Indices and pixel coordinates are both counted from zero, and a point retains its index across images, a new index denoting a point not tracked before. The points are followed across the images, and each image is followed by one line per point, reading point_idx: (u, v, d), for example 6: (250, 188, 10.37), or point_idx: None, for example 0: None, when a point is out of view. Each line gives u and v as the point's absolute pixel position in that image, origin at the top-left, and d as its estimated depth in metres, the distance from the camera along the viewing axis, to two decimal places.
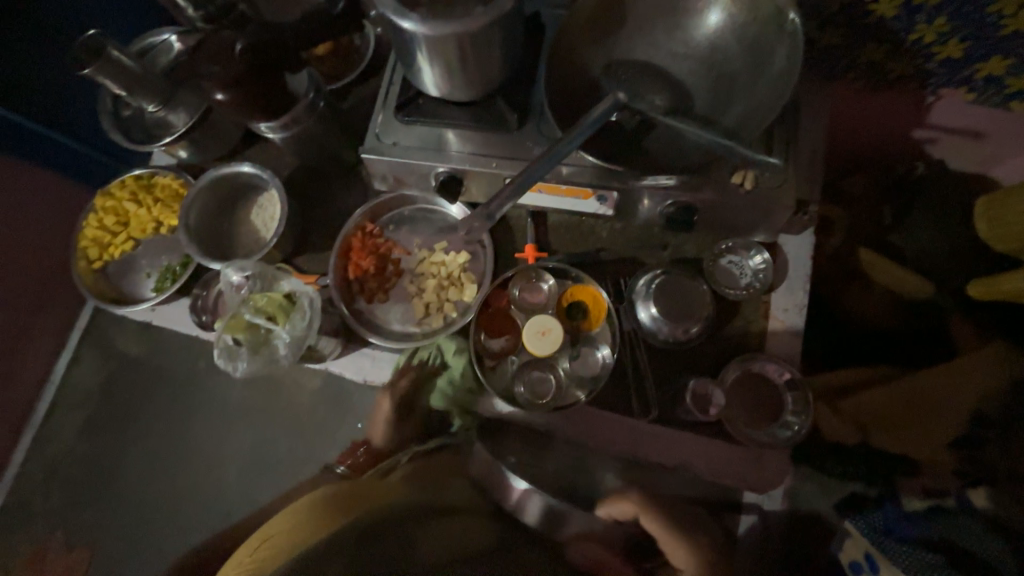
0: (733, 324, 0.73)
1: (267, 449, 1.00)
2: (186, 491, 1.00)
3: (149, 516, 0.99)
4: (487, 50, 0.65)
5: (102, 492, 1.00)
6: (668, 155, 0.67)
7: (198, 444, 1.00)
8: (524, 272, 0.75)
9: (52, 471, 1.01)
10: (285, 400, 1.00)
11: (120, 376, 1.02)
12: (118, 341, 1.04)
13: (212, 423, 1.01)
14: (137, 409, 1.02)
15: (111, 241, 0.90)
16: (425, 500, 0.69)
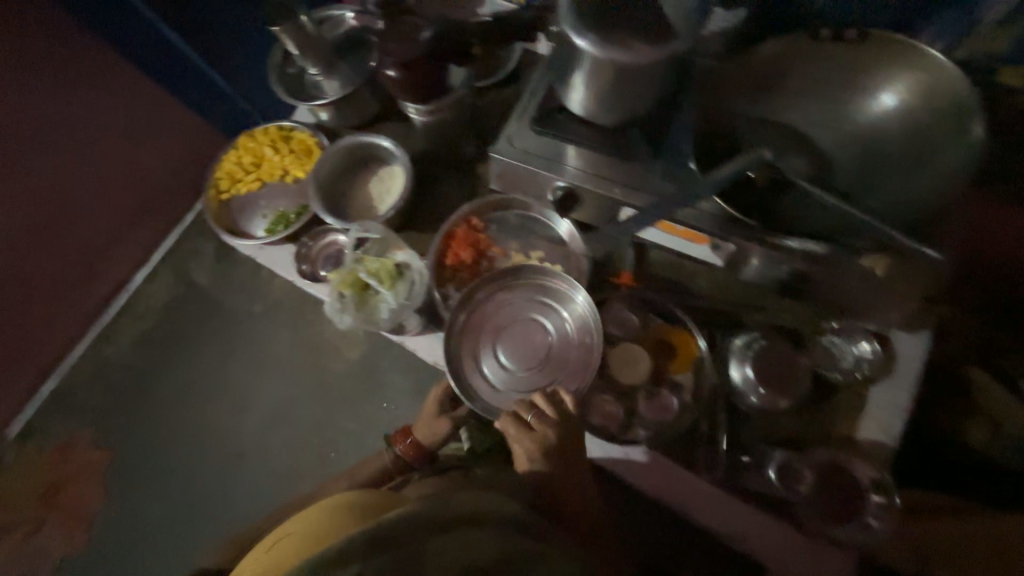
0: (824, 407, 0.70)
1: (288, 406, 1.43)
2: (212, 431, 1.44)
3: (209, 447, 1.43)
4: (646, 83, 0.67)
5: (136, 406, 1.48)
6: (802, 220, 0.64)
7: (242, 391, 1.46)
8: (627, 298, 0.76)
9: (100, 372, 1.50)
10: (326, 365, 1.45)
11: (184, 298, 1.54)
12: (192, 271, 1.56)
13: (252, 376, 1.46)
14: (182, 337, 1.52)
15: (243, 178, 0.99)
16: (464, 535, 0.45)
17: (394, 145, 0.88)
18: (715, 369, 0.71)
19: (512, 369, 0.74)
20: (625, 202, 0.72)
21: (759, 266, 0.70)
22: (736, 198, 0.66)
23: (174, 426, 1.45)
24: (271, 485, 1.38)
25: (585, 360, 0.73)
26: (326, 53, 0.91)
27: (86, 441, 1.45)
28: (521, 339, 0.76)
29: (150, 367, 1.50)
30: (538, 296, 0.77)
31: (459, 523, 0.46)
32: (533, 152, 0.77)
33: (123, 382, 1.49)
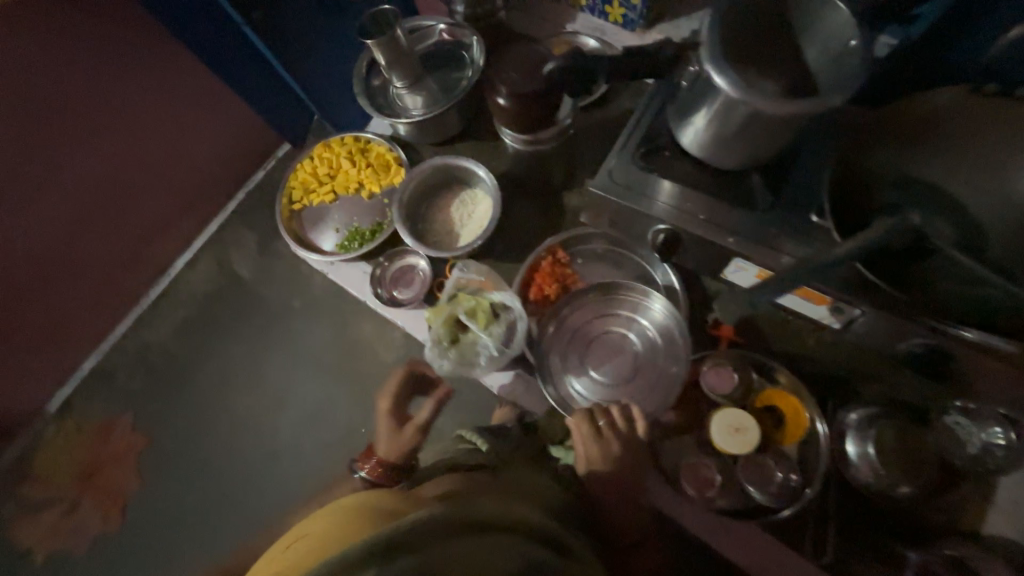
0: (946, 497, 0.64)
1: (325, 403, 1.42)
2: (253, 414, 1.46)
3: (248, 433, 1.44)
4: (780, 130, 0.60)
5: (180, 387, 1.50)
6: (947, 294, 0.57)
7: (281, 381, 1.46)
8: (733, 356, 0.71)
9: (143, 353, 1.54)
10: (363, 368, 1.43)
11: (228, 290, 1.54)
12: (236, 264, 1.56)
13: (291, 368, 1.46)
14: (226, 327, 1.52)
15: (317, 189, 0.97)
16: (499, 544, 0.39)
17: (485, 171, 0.84)
18: (825, 443, 0.66)
19: (584, 372, 0.73)
20: (737, 253, 0.67)
21: (885, 336, 0.64)
22: (875, 263, 0.59)
23: (218, 419, 1.46)
24: (308, 487, 1.38)
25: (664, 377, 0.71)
26: (413, 68, 0.87)
27: (134, 424, 1.48)
28: (603, 343, 0.74)
29: (197, 357, 1.51)
30: (617, 304, 0.75)
31: (491, 528, 0.40)
32: (634, 187, 0.72)
33: (173, 370, 1.52)
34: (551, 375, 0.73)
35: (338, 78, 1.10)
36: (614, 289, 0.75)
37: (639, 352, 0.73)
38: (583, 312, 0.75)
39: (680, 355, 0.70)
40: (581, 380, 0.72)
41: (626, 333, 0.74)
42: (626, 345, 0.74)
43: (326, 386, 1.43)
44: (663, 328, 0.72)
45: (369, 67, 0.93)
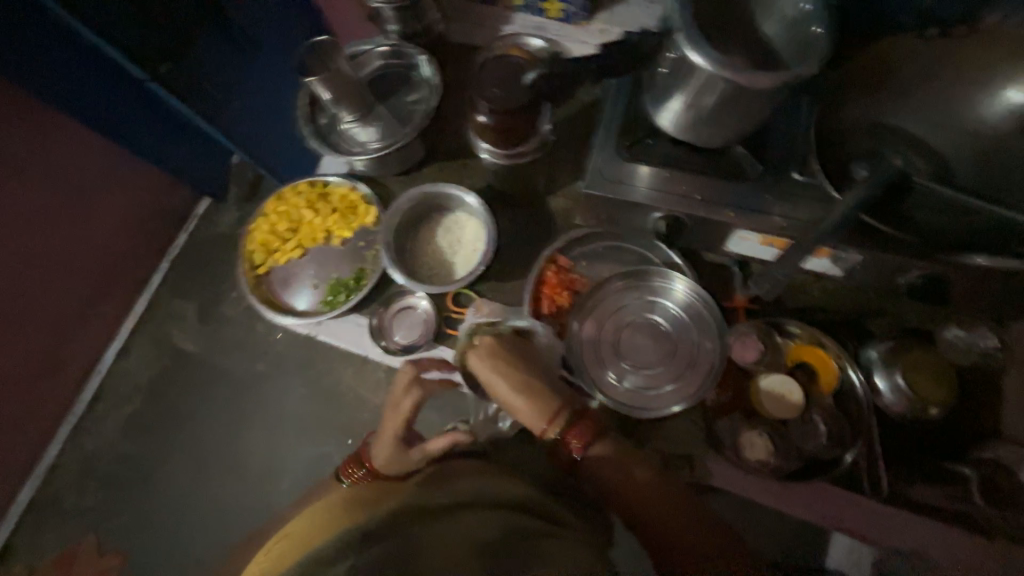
0: (964, 404, 0.69)
1: (323, 465, 1.30)
2: (242, 499, 1.30)
3: (239, 521, 1.28)
4: (756, 106, 0.62)
5: (147, 492, 1.32)
6: (937, 225, 0.62)
7: (266, 456, 1.32)
8: (754, 324, 0.72)
9: (93, 464, 1.34)
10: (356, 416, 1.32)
11: (182, 373, 1.37)
12: (184, 342, 1.39)
13: (274, 438, 1.32)
14: (187, 414, 1.35)
15: (280, 247, 0.88)
16: (455, 522, 0.48)
17: (469, 194, 0.80)
18: (856, 384, 0.69)
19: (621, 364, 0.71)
20: (740, 226, 0.68)
21: (883, 274, 0.68)
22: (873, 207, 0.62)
23: (203, 519, 1.29)
24: None
25: (701, 355, 0.71)
26: (362, 99, 0.81)
27: (102, 550, 1.28)
28: (633, 332, 0.73)
29: (162, 456, 1.33)
30: (638, 292, 0.74)
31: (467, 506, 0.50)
32: (613, 179, 0.72)
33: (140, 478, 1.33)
34: (590, 376, 0.70)
35: (269, 122, 1.01)
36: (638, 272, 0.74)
37: (671, 334, 0.72)
38: (611, 300, 0.74)
39: (714, 329, 0.70)
40: (620, 372, 0.71)
41: (655, 318, 0.73)
42: (656, 330, 0.73)
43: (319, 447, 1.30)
44: (691, 308, 0.72)
45: (310, 105, 0.85)
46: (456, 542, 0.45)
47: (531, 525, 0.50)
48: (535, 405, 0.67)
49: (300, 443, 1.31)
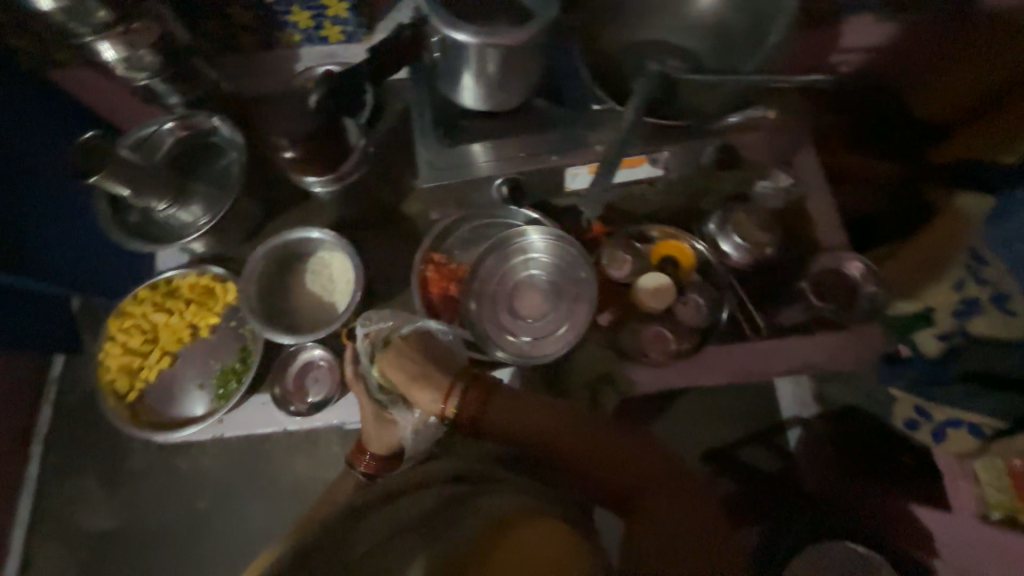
0: (789, 236, 0.84)
1: None
2: None
3: None
4: (531, 59, 0.69)
5: None
6: (701, 105, 0.76)
7: None
8: (616, 241, 0.81)
9: None
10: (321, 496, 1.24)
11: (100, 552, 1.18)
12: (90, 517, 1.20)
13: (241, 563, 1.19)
14: None
15: (143, 363, 0.79)
16: (388, 514, 0.52)
17: (320, 232, 0.79)
18: (709, 255, 0.80)
19: (517, 321, 0.77)
20: (566, 164, 0.75)
21: (691, 159, 0.80)
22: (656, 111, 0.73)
23: None
24: None
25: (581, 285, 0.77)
26: (170, 181, 0.76)
27: None
28: (518, 290, 0.78)
29: None
30: (507, 255, 0.79)
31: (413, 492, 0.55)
32: (445, 166, 0.76)
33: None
34: (493, 341, 0.75)
35: (76, 244, 0.90)
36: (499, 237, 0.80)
37: (551, 279, 0.78)
38: (488, 271, 0.79)
39: (584, 259, 0.76)
40: (519, 329, 0.76)
41: (532, 272, 0.79)
42: (536, 283, 0.78)
43: None
44: (558, 249, 0.78)
45: (113, 208, 0.78)
46: (385, 534, 0.50)
47: (460, 493, 0.54)
48: (427, 387, 0.59)
49: None
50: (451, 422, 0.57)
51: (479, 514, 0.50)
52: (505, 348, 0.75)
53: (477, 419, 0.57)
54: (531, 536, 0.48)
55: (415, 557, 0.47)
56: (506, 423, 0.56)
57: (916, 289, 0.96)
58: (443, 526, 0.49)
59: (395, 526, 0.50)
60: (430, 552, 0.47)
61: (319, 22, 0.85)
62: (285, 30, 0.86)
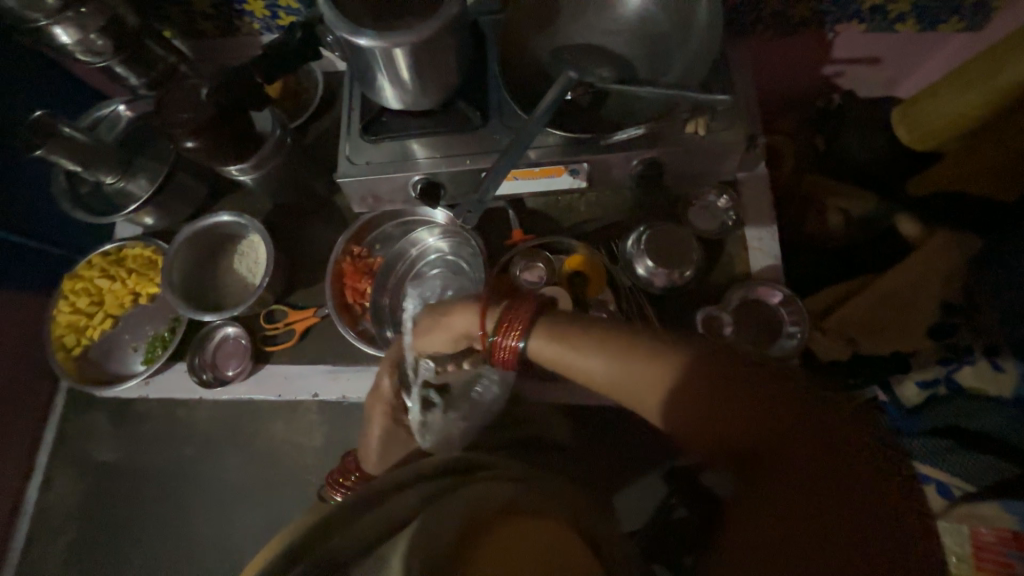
0: (718, 261, 0.80)
1: (238, 535, 1.19)
2: None
3: None
4: (443, 58, 0.68)
5: None
6: (624, 117, 0.73)
7: (177, 544, 1.19)
8: (526, 250, 0.80)
9: None
10: (285, 467, 1.21)
11: None
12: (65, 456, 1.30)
13: (177, 527, 1.19)
14: None
15: (89, 322, 0.87)
16: (378, 507, 0.47)
17: (246, 217, 0.83)
18: (622, 274, 0.78)
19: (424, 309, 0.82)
20: (480, 168, 0.75)
21: (616, 173, 0.77)
22: (563, 122, 0.73)
23: None
24: None
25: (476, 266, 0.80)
26: (115, 157, 0.82)
27: None
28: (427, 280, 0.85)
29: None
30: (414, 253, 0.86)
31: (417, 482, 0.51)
32: (361, 162, 0.77)
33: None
34: (389, 321, 0.82)
35: (38, 203, 1.00)
36: (416, 232, 0.86)
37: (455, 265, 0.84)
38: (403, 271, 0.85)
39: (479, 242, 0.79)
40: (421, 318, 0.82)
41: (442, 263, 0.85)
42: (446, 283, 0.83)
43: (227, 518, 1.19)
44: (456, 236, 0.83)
45: (71, 181, 0.86)
46: (378, 530, 0.45)
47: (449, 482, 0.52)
48: (464, 315, 0.65)
49: (210, 516, 1.20)
50: (492, 345, 0.59)
51: (470, 498, 0.47)
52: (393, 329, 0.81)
53: (518, 344, 0.57)
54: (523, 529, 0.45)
55: (397, 543, 0.42)
56: (548, 344, 0.55)
57: (892, 337, 0.85)
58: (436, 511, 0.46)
59: (387, 524, 0.46)
60: (413, 534, 0.43)
61: (273, 11, 0.87)
62: (244, 18, 0.90)
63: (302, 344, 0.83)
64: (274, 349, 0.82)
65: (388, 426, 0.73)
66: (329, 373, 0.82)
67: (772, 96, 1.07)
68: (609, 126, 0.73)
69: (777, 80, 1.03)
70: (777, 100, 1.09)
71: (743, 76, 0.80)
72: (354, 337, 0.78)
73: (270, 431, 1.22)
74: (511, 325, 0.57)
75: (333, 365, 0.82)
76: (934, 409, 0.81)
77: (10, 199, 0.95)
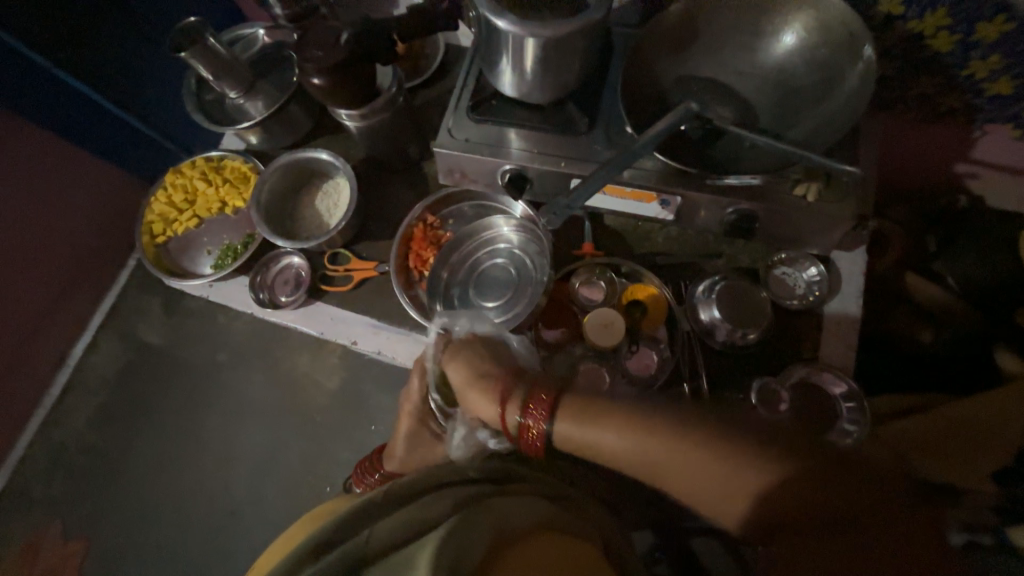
0: (786, 332, 0.76)
1: (243, 447, 1.26)
2: (157, 482, 1.25)
3: (152, 506, 1.23)
4: (571, 58, 0.68)
5: (52, 484, 1.24)
6: (733, 162, 0.71)
7: (188, 438, 1.26)
8: (593, 267, 0.79)
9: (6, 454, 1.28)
10: (303, 399, 1.27)
11: None
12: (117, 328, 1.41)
13: (192, 423, 1.27)
14: None
15: (177, 218, 0.94)
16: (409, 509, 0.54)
17: (340, 160, 0.86)
18: (682, 315, 0.76)
19: (480, 295, 0.81)
20: (572, 174, 0.74)
21: (706, 215, 0.75)
22: (669, 150, 0.71)
23: (119, 508, 1.23)
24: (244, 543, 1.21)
25: (538, 270, 0.79)
26: (242, 74, 0.88)
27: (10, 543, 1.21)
28: (487, 266, 0.84)
29: (69, 445, 1.26)
30: (482, 236, 0.85)
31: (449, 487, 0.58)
32: (461, 138, 0.78)
33: (54, 461, 1.26)
34: (441, 293, 0.82)
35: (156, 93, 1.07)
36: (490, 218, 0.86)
37: (517, 261, 0.82)
38: (466, 252, 0.85)
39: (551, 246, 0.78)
40: (474, 302, 0.81)
41: (504, 255, 0.84)
42: (505, 273, 0.82)
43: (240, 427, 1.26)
44: (526, 234, 0.83)
45: (199, 86, 0.93)
46: (407, 530, 0.51)
47: (478, 490, 0.57)
48: (481, 394, 0.61)
49: (224, 422, 1.27)
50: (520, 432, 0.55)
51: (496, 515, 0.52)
52: (445, 301, 0.82)
53: (544, 427, 0.54)
54: (539, 550, 0.50)
55: (423, 548, 0.48)
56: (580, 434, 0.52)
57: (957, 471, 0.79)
58: (466, 518, 0.50)
59: (417, 525, 0.52)
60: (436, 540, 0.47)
61: None
62: None
63: (356, 292, 0.86)
64: (329, 289, 0.86)
65: (415, 426, 0.77)
66: (371, 327, 0.84)
67: (887, 179, 1.01)
68: (714, 168, 0.70)
69: (899, 164, 0.96)
70: (893, 185, 1.02)
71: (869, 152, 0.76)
72: (406, 300, 0.79)
73: (299, 361, 1.28)
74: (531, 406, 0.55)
75: (376, 321, 0.84)
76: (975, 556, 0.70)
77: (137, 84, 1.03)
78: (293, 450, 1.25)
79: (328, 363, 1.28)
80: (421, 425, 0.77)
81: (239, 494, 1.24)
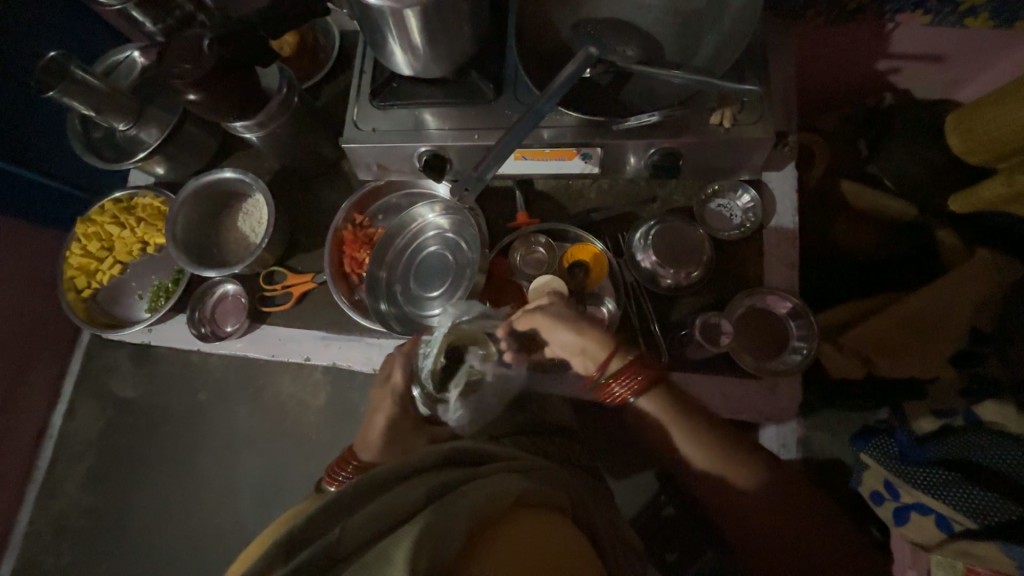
0: (731, 264, 0.75)
1: (238, 479, 1.25)
2: (158, 531, 1.23)
3: (159, 556, 1.22)
4: (457, 24, 0.64)
5: (52, 556, 1.22)
6: (644, 101, 0.68)
7: (180, 483, 1.25)
8: (529, 235, 0.78)
9: None
10: (289, 420, 1.26)
11: None
12: None
13: (180, 467, 1.25)
14: None
15: (99, 267, 0.89)
16: (385, 497, 0.48)
17: (250, 176, 0.82)
18: (622, 267, 0.76)
19: (423, 287, 0.80)
20: (487, 145, 0.72)
21: (631, 161, 0.73)
22: (579, 102, 0.69)
23: (126, 565, 1.22)
24: None
25: (474, 248, 0.78)
26: (127, 104, 0.82)
27: None
28: (425, 256, 0.82)
29: (59, 516, 1.23)
30: (412, 226, 0.83)
31: (420, 473, 0.52)
32: (368, 129, 0.74)
33: (48, 535, 1.23)
34: (382, 290, 0.80)
35: (47, 140, 1.00)
36: (417, 206, 0.83)
37: (453, 245, 0.81)
38: (400, 246, 0.82)
39: (483, 222, 0.75)
40: (419, 294, 0.80)
41: (438, 242, 0.82)
42: (443, 259, 0.81)
43: (229, 461, 1.25)
44: (454, 216, 0.81)
45: (85, 126, 0.87)
46: (378, 529, 0.45)
47: (457, 476, 0.51)
48: (597, 340, 0.65)
49: (212, 460, 1.25)
50: (603, 386, 0.65)
51: (478, 496, 0.48)
52: (389, 298, 0.80)
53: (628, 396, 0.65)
54: (516, 533, 0.47)
55: (403, 539, 0.42)
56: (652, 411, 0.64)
57: (918, 364, 0.81)
58: (446, 506, 0.46)
59: (394, 515, 0.46)
60: (422, 530, 0.42)
61: None
62: None
63: (298, 308, 0.83)
64: (271, 310, 0.83)
65: (392, 418, 0.73)
66: (322, 340, 0.82)
67: (813, 90, 0.99)
68: (626, 111, 0.68)
69: (821, 73, 0.95)
70: (820, 94, 1.01)
71: (781, 65, 0.74)
72: (348, 305, 0.77)
73: (273, 383, 1.27)
74: (633, 381, 0.64)
75: (325, 333, 0.82)
76: (946, 441, 0.72)
77: (24, 136, 0.96)
78: (289, 472, 1.25)
79: (305, 381, 1.27)
80: (400, 416, 0.73)
81: (243, 525, 1.23)
